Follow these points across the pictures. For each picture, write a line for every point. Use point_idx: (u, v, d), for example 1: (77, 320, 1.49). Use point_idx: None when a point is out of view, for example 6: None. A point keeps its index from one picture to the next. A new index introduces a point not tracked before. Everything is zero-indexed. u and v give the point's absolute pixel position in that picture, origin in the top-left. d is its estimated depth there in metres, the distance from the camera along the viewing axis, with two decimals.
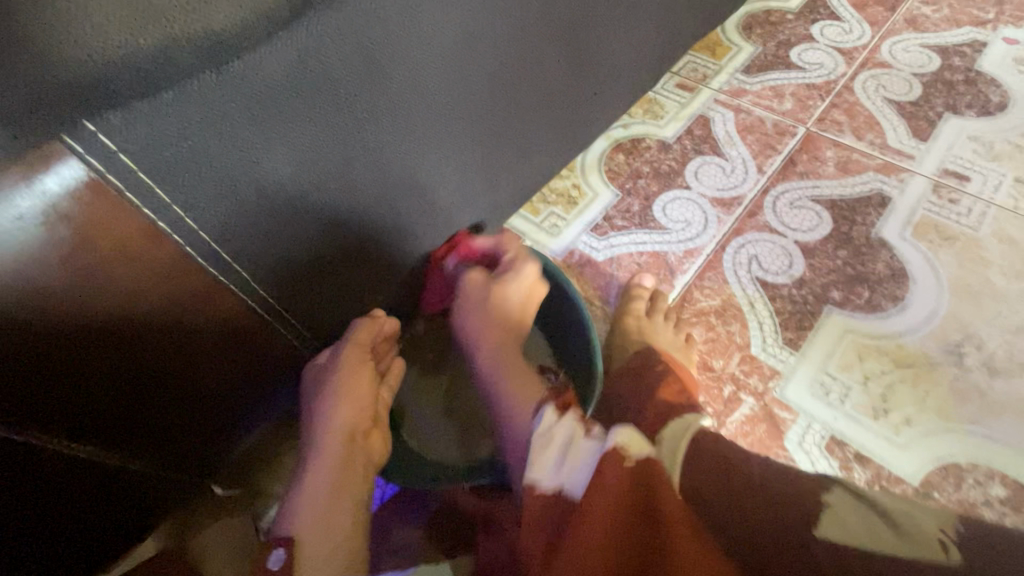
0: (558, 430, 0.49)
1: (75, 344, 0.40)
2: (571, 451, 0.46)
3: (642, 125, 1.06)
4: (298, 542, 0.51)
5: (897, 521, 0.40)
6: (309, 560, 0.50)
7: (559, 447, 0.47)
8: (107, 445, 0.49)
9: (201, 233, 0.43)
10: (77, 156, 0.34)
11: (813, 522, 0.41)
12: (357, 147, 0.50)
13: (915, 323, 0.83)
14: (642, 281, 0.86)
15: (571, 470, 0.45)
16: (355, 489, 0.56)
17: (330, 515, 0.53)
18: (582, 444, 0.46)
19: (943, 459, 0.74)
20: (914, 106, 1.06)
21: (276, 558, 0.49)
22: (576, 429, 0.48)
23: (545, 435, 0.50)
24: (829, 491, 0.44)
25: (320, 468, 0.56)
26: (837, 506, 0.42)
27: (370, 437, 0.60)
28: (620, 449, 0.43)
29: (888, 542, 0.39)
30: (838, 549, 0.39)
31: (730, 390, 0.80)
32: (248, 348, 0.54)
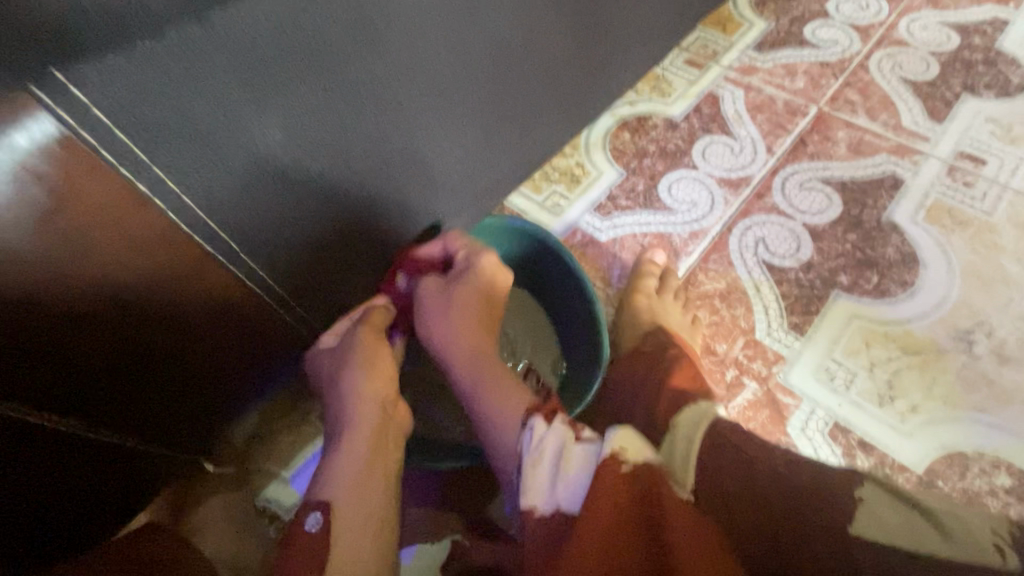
0: (548, 443, 0.46)
1: (52, 310, 0.38)
2: (564, 458, 0.44)
3: (648, 102, 1.03)
4: (334, 508, 0.48)
5: (943, 522, 0.38)
6: (346, 527, 0.47)
7: (549, 462, 0.45)
8: (94, 418, 0.47)
9: (187, 200, 0.41)
10: (46, 109, 0.31)
11: (850, 519, 0.39)
12: (353, 113, 0.48)
13: (924, 309, 0.81)
14: (645, 259, 0.84)
15: (566, 480, 0.43)
16: (388, 462, 0.53)
17: (366, 480, 0.51)
18: (575, 450, 0.44)
19: (948, 447, 0.73)
20: (931, 86, 1.03)
21: (312, 522, 0.47)
22: (565, 435, 0.46)
23: (536, 452, 0.46)
24: (863, 485, 0.41)
25: (353, 436, 0.53)
26: (873, 502, 0.40)
27: (397, 406, 0.58)
28: (616, 453, 0.41)
29: (931, 543, 0.36)
30: (878, 547, 0.37)
31: (733, 375, 0.79)
32: (240, 322, 0.52)
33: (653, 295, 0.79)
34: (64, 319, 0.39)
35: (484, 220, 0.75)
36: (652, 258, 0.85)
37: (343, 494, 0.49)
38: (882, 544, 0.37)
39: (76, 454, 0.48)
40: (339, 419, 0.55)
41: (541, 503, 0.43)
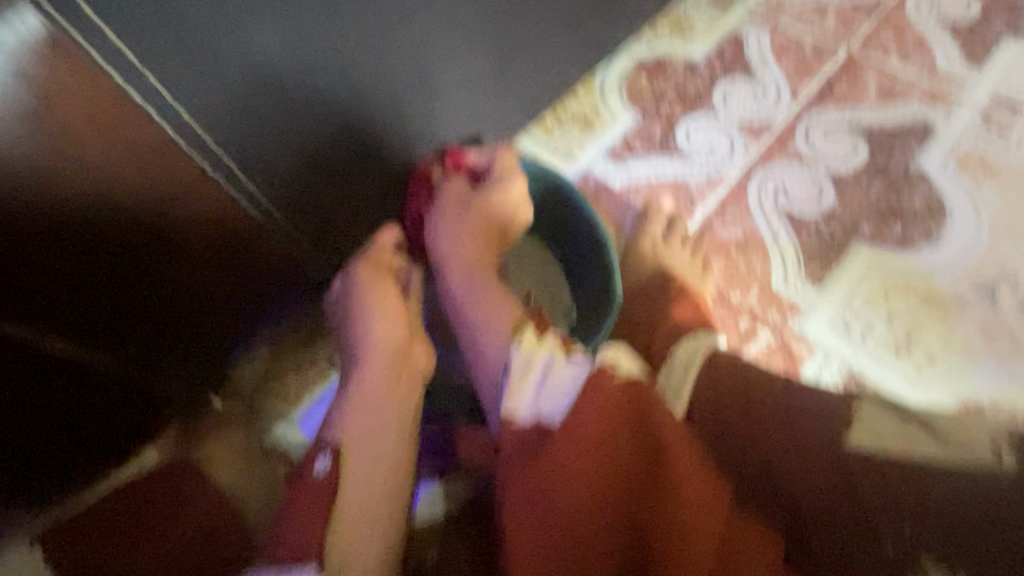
0: (538, 355, 0.47)
1: (42, 230, 0.37)
2: (553, 373, 0.45)
3: (668, 44, 0.97)
4: (344, 449, 0.49)
5: (942, 429, 0.35)
6: (354, 472, 0.48)
7: (538, 372, 0.46)
8: (93, 342, 0.47)
9: (183, 112, 0.39)
10: (30, 4, 0.30)
11: (843, 432, 0.37)
12: (356, 26, 0.44)
13: (948, 260, 0.78)
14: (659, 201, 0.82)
15: (553, 392, 0.44)
16: (401, 407, 0.53)
17: (378, 428, 0.51)
18: (564, 366, 0.45)
19: (964, 399, 0.71)
20: (971, 28, 0.96)
21: (321, 464, 0.48)
22: (557, 352, 0.47)
23: (522, 362, 0.47)
24: (859, 400, 0.38)
25: (364, 377, 0.53)
26: (868, 415, 0.37)
27: (413, 351, 0.57)
28: (607, 368, 0.44)
29: (931, 451, 0.34)
30: (870, 460, 0.35)
31: (746, 324, 0.77)
32: (241, 251, 0.50)
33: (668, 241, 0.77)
34: (46, 242, 0.38)
35: None
36: (666, 201, 0.82)
37: (355, 440, 0.49)
38: (875, 456, 0.35)
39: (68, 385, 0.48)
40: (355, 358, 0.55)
41: (522, 410, 0.45)
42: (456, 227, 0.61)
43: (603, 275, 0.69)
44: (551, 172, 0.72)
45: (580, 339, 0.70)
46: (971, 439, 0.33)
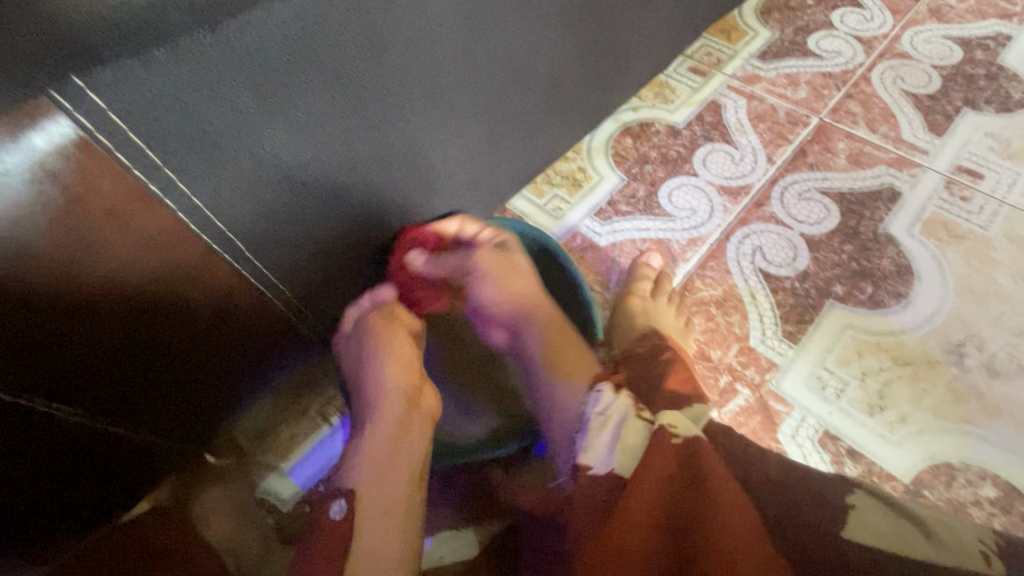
0: (612, 410, 0.48)
1: (62, 307, 0.39)
2: (624, 430, 0.46)
3: (651, 109, 1.04)
4: (359, 496, 0.47)
5: (934, 531, 0.43)
6: (371, 515, 0.46)
7: (613, 426, 0.47)
8: (95, 409, 0.48)
9: (196, 201, 0.42)
10: (65, 113, 0.33)
11: (844, 526, 0.43)
12: (359, 118, 0.49)
13: (917, 321, 0.82)
14: (640, 261, 0.86)
15: (613, 444, 0.46)
16: (412, 449, 0.53)
17: (391, 467, 0.50)
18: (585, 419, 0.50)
19: (935, 458, 0.74)
20: (932, 100, 1.04)
21: (337, 510, 0.45)
22: (621, 403, 0.49)
23: (553, 433, 0.52)
24: (855, 494, 0.46)
25: (379, 423, 0.54)
26: (864, 509, 0.44)
27: (422, 395, 0.58)
28: (667, 426, 0.46)
29: (927, 550, 0.41)
30: (870, 549, 0.41)
31: (726, 381, 0.80)
32: (243, 318, 0.53)
33: (651, 298, 0.81)
34: (51, 314, 0.39)
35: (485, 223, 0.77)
36: (648, 260, 0.86)
37: (369, 480, 0.48)
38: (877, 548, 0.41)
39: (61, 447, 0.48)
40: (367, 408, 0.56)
41: (598, 465, 0.46)
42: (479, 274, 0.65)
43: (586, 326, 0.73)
44: (540, 236, 0.76)
45: None
46: (962, 543, 0.42)
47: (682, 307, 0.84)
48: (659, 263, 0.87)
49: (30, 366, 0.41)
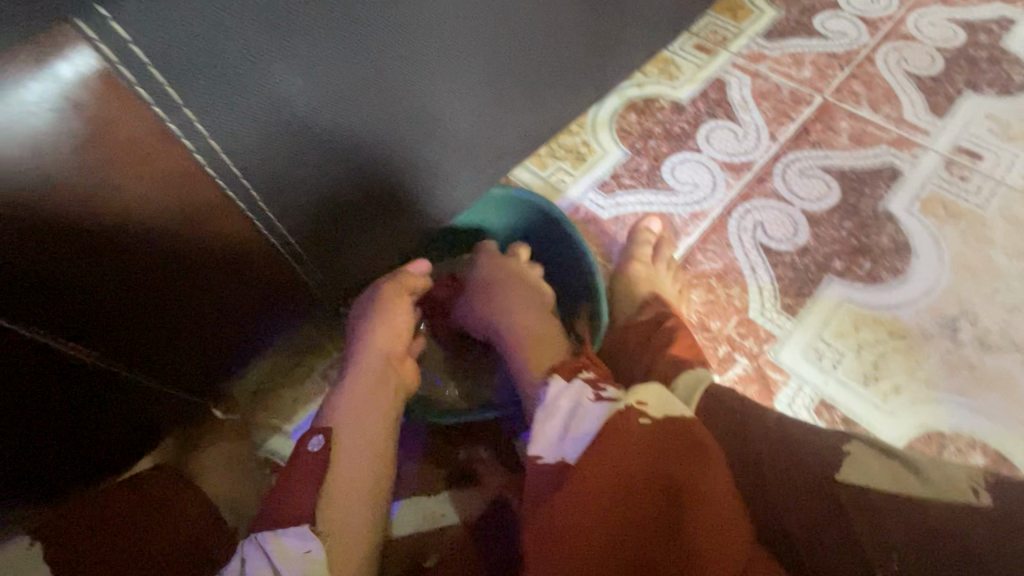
0: (564, 396, 0.50)
1: (79, 246, 0.40)
2: (577, 415, 0.47)
3: (656, 85, 1.04)
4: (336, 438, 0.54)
5: (924, 471, 0.42)
6: (343, 451, 0.53)
7: (563, 416, 0.48)
8: (109, 351, 0.49)
9: (212, 142, 0.42)
10: (89, 42, 0.33)
11: (836, 469, 0.43)
12: (371, 68, 0.49)
13: (913, 296, 0.83)
14: (641, 225, 0.86)
15: (575, 434, 0.46)
16: (387, 405, 0.59)
17: (364, 421, 0.56)
18: (588, 407, 0.47)
19: (927, 427, 0.76)
20: (934, 81, 1.04)
21: (315, 443, 0.53)
22: (585, 390, 0.50)
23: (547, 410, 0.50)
24: (849, 441, 0.46)
25: (361, 378, 0.59)
26: (858, 454, 0.44)
27: (405, 363, 0.64)
28: (637, 406, 0.46)
29: (912, 486, 0.41)
30: (860, 494, 0.41)
31: (725, 351, 0.81)
32: (254, 270, 0.54)
33: (653, 264, 0.81)
34: (67, 246, 0.39)
35: (491, 190, 0.77)
36: (650, 225, 0.86)
37: (345, 428, 0.55)
38: (863, 488, 0.42)
39: (68, 386, 0.48)
40: (350, 366, 0.61)
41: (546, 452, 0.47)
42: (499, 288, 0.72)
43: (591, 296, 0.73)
44: (545, 204, 0.76)
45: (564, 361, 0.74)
46: (950, 482, 0.41)
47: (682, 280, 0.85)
48: (659, 228, 0.87)
49: (45, 306, 0.42)
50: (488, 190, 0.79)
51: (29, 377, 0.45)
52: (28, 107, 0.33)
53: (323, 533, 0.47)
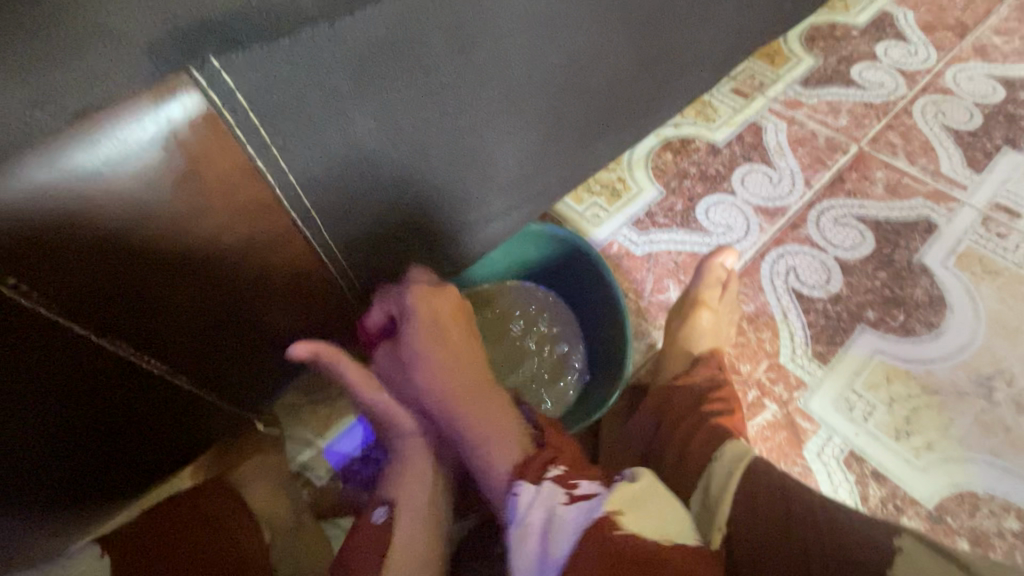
0: (533, 510, 0.46)
1: (168, 269, 0.43)
2: (553, 525, 0.45)
3: (693, 126, 1.06)
4: (395, 506, 0.53)
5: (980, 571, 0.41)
6: (404, 525, 0.52)
7: (537, 531, 0.45)
8: (177, 366, 0.52)
9: (290, 177, 0.45)
10: (199, 88, 0.36)
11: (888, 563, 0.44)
12: (437, 112, 0.52)
13: (947, 352, 0.83)
14: (717, 259, 0.83)
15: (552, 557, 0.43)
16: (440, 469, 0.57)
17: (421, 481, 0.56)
18: (563, 513, 0.45)
19: (959, 486, 0.75)
20: (972, 136, 1.05)
21: (378, 515, 0.53)
22: (557, 493, 0.47)
23: (521, 522, 0.46)
24: (902, 535, 0.45)
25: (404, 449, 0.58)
26: (911, 550, 0.44)
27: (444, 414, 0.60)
28: (613, 514, 0.43)
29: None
30: None
31: (754, 395, 0.82)
32: (311, 290, 0.56)
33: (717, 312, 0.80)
34: (152, 268, 0.42)
35: (528, 227, 0.79)
36: (724, 261, 0.83)
37: (405, 500, 0.54)
38: None
39: (137, 396, 0.51)
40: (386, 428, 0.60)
41: None
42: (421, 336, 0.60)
43: (618, 356, 0.74)
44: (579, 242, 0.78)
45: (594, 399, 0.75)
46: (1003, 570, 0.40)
47: (732, 322, 0.83)
48: (732, 264, 0.84)
49: (126, 326, 0.45)
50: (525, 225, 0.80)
51: (112, 389, 0.48)
52: (141, 145, 0.36)
53: None
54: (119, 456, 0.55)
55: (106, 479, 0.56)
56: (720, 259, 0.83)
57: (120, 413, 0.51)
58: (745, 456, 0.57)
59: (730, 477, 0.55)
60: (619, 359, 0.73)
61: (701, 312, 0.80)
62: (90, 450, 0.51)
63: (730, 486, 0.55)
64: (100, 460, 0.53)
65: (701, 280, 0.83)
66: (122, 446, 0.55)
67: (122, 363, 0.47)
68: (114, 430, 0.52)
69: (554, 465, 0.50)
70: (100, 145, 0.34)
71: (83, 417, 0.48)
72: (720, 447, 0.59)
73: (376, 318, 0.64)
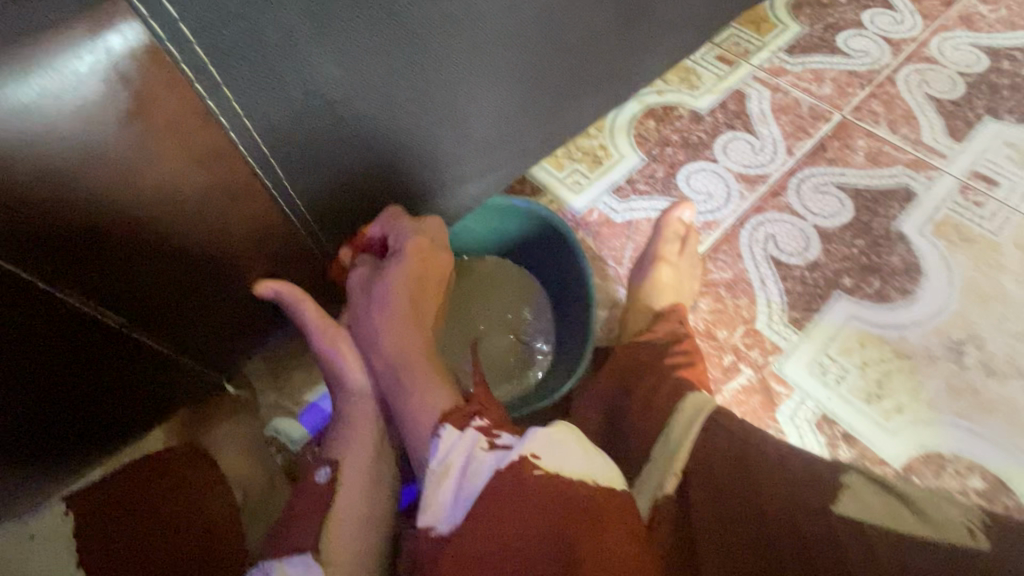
0: (452, 457, 0.49)
1: (118, 218, 0.42)
2: (470, 470, 0.48)
3: (676, 93, 1.05)
4: (340, 467, 0.57)
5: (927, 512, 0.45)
6: (346, 485, 0.56)
7: (455, 475, 0.48)
8: (134, 323, 0.50)
9: (247, 123, 0.43)
10: (141, 19, 0.34)
11: (836, 500, 0.47)
12: (404, 61, 0.50)
13: (920, 318, 0.84)
14: (674, 214, 0.85)
15: (467, 491, 0.47)
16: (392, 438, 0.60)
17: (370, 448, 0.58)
18: (480, 458, 0.48)
19: (927, 448, 0.76)
20: (954, 106, 1.05)
21: (321, 476, 0.56)
22: (478, 440, 0.50)
23: (441, 463, 0.50)
24: (848, 473, 0.50)
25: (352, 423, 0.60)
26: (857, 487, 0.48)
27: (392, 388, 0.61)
28: (527, 456, 0.47)
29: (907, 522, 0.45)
30: (855, 520, 0.45)
31: (730, 360, 0.82)
32: (275, 245, 0.55)
33: (678, 267, 0.82)
34: (103, 215, 0.41)
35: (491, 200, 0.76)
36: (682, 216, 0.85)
37: (349, 461, 0.57)
38: (857, 519, 0.45)
39: (95, 355, 0.50)
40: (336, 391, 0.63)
41: (435, 515, 0.47)
42: (395, 284, 0.61)
43: (574, 356, 0.73)
44: (545, 215, 0.76)
45: (561, 371, 0.74)
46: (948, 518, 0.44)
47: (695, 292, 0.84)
48: (690, 219, 0.85)
49: (79, 281, 0.43)
50: (488, 199, 0.77)
51: (67, 344, 0.47)
52: (79, 78, 0.34)
53: (325, 562, 0.50)
54: (82, 413, 0.54)
55: (67, 436, 0.55)
56: (678, 213, 0.85)
57: (82, 370, 0.51)
58: (705, 407, 0.58)
59: (692, 426, 0.56)
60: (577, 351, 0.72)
61: (663, 268, 0.81)
62: (44, 405, 0.50)
63: (690, 440, 0.55)
64: (61, 417, 0.53)
65: (659, 239, 0.84)
66: (84, 404, 0.54)
67: (74, 317, 0.46)
68: (70, 386, 0.51)
69: (478, 417, 0.53)
70: (35, 77, 0.33)
71: (44, 371, 0.47)
72: (682, 400, 0.60)
73: (373, 237, 0.63)
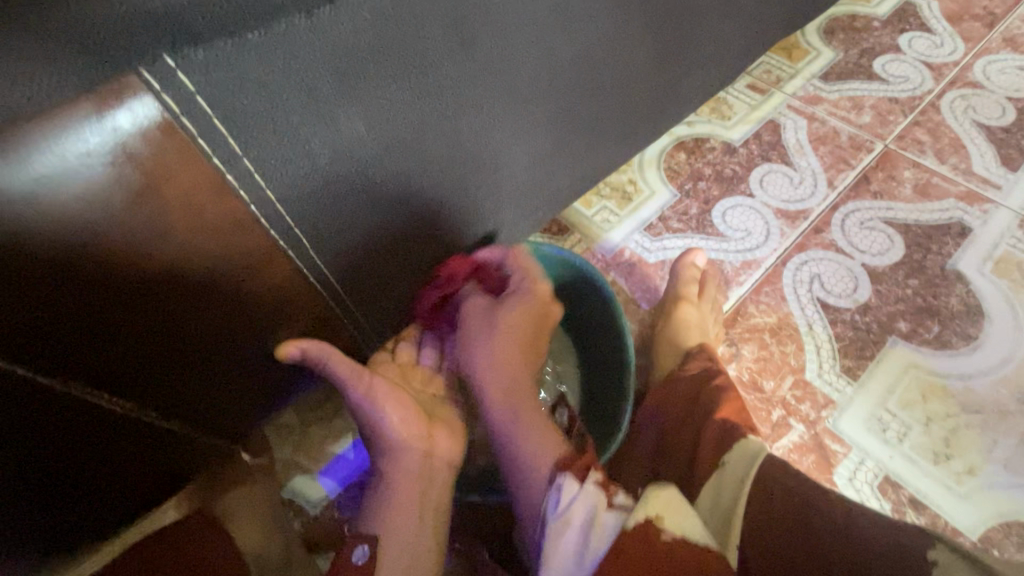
0: (575, 509, 0.46)
1: (129, 297, 0.38)
2: (594, 530, 0.44)
3: (707, 125, 1.01)
4: (379, 542, 0.50)
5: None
6: (390, 564, 0.49)
7: (575, 532, 0.45)
8: (145, 400, 0.47)
9: (267, 192, 0.40)
10: (152, 93, 0.31)
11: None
12: (435, 114, 0.46)
13: (987, 367, 0.77)
14: (687, 257, 0.80)
15: (590, 557, 0.43)
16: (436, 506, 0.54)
17: (412, 515, 0.52)
18: (603, 518, 0.44)
19: (1006, 516, 0.69)
20: (1006, 132, 0.99)
21: (360, 556, 0.49)
22: (596, 499, 0.46)
23: (560, 517, 0.46)
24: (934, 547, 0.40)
25: (390, 479, 0.54)
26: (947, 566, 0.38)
27: (436, 440, 0.57)
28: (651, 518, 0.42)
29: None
30: None
31: (779, 415, 0.76)
32: (296, 309, 0.51)
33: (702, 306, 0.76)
34: (114, 297, 0.38)
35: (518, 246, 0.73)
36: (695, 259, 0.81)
37: (388, 534, 0.50)
38: None
39: (102, 437, 0.47)
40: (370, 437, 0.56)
41: None
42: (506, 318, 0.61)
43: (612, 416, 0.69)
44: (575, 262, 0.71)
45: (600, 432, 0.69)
46: None
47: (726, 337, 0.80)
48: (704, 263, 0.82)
49: (88, 364, 0.40)
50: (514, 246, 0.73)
51: (70, 428, 0.43)
52: (83, 158, 0.31)
53: None
54: (82, 497, 0.50)
55: (73, 519, 0.51)
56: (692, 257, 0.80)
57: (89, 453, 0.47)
58: (754, 458, 0.49)
59: (742, 484, 0.48)
60: (613, 419, 0.67)
61: (685, 308, 0.76)
62: (34, 495, 0.45)
63: (740, 498, 0.47)
64: (66, 504, 0.49)
65: (676, 282, 0.79)
66: (90, 488, 0.50)
67: (79, 400, 0.42)
68: (64, 472, 0.46)
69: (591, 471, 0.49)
70: (36, 158, 0.29)
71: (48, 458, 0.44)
72: (726, 453, 0.50)
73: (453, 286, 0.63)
